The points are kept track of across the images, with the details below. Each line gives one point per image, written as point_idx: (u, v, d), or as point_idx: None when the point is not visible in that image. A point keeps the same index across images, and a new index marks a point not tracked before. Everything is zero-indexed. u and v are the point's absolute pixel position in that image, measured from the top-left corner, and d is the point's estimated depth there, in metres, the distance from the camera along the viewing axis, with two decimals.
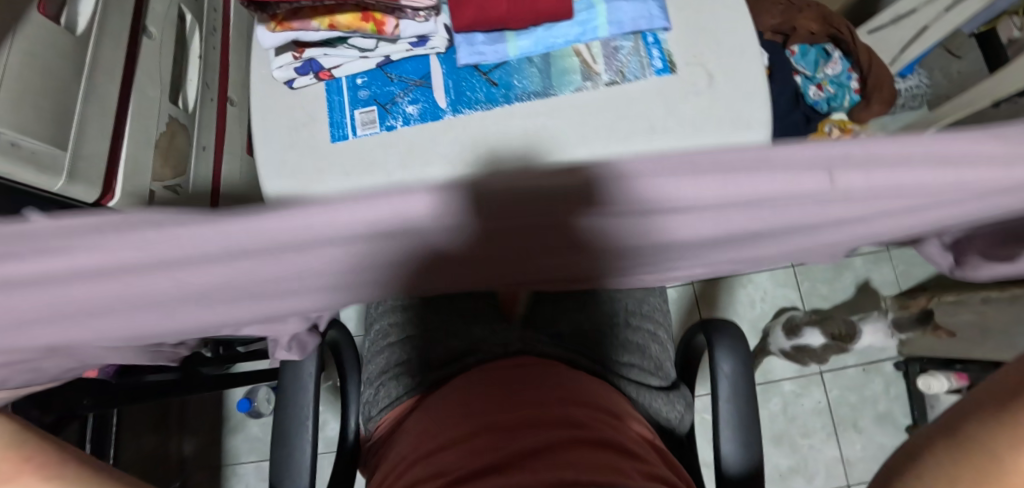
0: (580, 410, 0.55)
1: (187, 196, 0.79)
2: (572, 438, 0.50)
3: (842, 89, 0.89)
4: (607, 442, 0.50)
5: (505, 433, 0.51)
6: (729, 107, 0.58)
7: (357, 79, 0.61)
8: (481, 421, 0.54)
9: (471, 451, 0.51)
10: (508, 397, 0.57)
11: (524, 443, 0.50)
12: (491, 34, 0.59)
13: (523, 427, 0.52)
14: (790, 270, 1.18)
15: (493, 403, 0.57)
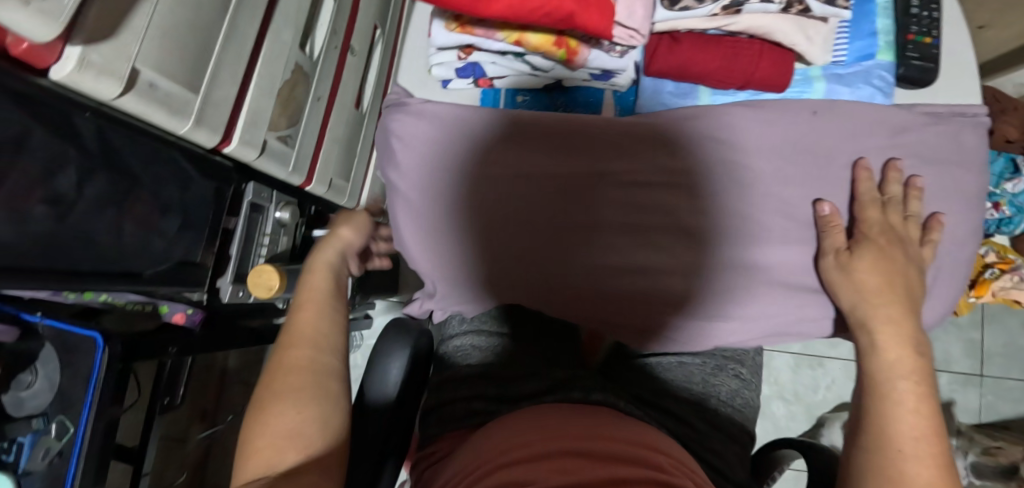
0: (643, 448, 0.51)
1: (295, 151, 0.76)
2: (637, 477, 0.46)
3: (1021, 214, 0.77)
4: (672, 486, 0.46)
5: (569, 446, 0.50)
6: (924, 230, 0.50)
7: (518, 95, 0.54)
8: (543, 432, 0.53)
9: (532, 472, 0.47)
10: (572, 418, 0.56)
11: (584, 471, 0.46)
12: (682, 86, 0.53)
13: (582, 457, 0.48)
14: None
15: (555, 420, 0.55)
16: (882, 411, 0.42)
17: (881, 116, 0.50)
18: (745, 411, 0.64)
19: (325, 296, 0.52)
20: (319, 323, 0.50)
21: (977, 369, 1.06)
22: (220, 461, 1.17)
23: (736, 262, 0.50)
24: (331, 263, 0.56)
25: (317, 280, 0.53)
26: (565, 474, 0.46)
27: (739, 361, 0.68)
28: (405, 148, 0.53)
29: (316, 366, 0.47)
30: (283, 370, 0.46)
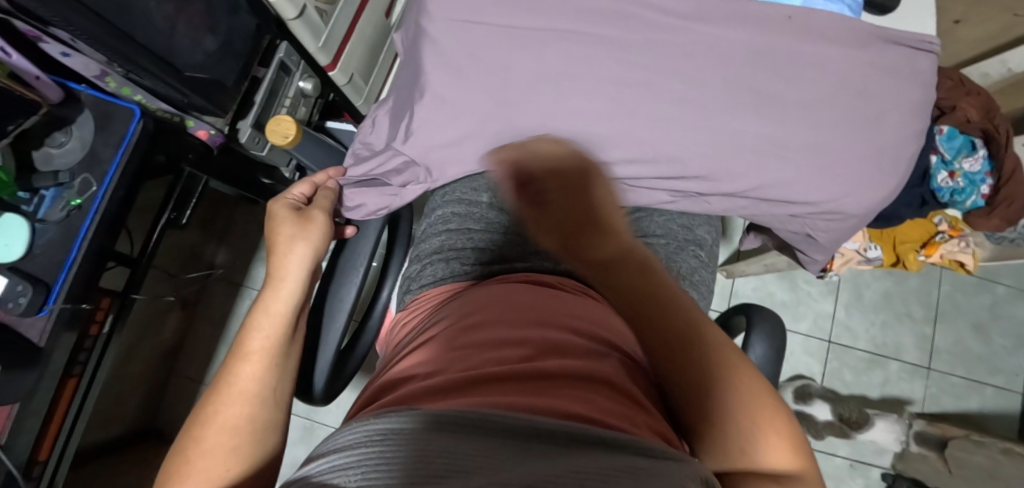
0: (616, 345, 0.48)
1: (327, 30, 0.81)
2: (585, 367, 0.41)
3: (971, 186, 0.79)
4: (605, 373, 0.41)
5: (498, 331, 0.46)
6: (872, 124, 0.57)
7: None
8: (474, 320, 0.49)
9: (470, 360, 0.43)
10: (514, 298, 0.52)
11: (518, 362, 0.42)
12: None
13: (531, 343, 0.44)
14: (824, 345, 1.13)
15: (488, 303, 0.51)
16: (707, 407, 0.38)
17: (854, 26, 0.58)
18: (697, 284, 0.72)
19: (278, 339, 0.49)
20: (259, 377, 0.46)
21: (925, 361, 1.12)
22: (193, 350, 1.21)
23: (707, 130, 0.57)
24: (281, 282, 0.52)
25: (262, 315, 0.49)
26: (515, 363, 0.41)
27: (698, 244, 0.75)
28: None
29: (249, 421, 0.44)
30: (214, 425, 0.43)
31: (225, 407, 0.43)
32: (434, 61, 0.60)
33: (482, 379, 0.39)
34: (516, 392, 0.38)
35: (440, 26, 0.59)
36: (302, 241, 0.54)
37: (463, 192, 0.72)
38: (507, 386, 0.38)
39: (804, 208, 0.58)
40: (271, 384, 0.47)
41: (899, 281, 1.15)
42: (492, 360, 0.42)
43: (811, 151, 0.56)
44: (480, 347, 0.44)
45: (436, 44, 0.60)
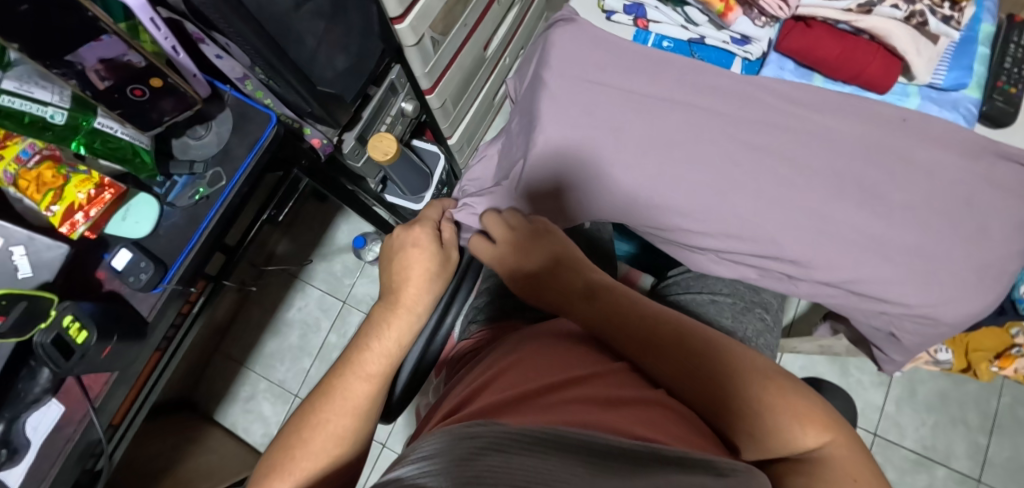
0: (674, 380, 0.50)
1: (437, 55, 0.83)
2: (635, 398, 0.43)
3: None
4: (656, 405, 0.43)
5: (550, 356, 0.49)
6: (976, 234, 0.57)
7: (664, 41, 0.67)
8: (525, 346, 0.52)
9: (522, 380, 0.46)
10: (563, 330, 0.54)
11: (571, 385, 0.44)
12: (802, 69, 0.63)
13: (584, 369, 0.47)
14: (869, 436, 1.10)
15: (540, 332, 0.54)
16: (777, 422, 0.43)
17: (966, 136, 0.59)
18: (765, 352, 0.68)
19: (391, 367, 0.53)
20: (367, 396, 0.51)
21: (976, 473, 1.07)
22: (241, 332, 1.18)
23: (807, 216, 0.58)
24: (415, 314, 0.55)
25: (388, 343, 0.53)
26: (576, 386, 0.44)
27: (764, 306, 0.71)
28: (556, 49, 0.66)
29: (352, 431, 0.50)
30: (327, 430, 0.48)
31: (334, 419, 0.49)
32: (552, 110, 0.63)
33: (538, 397, 0.42)
34: (582, 410, 0.40)
35: (560, 82, 0.64)
36: (439, 280, 0.56)
37: None
38: (562, 402, 0.41)
39: (896, 306, 0.58)
40: (374, 404, 0.51)
41: (956, 383, 1.11)
42: (547, 380, 0.45)
43: (910, 252, 0.57)
44: (532, 368, 0.47)
45: (557, 95, 0.63)
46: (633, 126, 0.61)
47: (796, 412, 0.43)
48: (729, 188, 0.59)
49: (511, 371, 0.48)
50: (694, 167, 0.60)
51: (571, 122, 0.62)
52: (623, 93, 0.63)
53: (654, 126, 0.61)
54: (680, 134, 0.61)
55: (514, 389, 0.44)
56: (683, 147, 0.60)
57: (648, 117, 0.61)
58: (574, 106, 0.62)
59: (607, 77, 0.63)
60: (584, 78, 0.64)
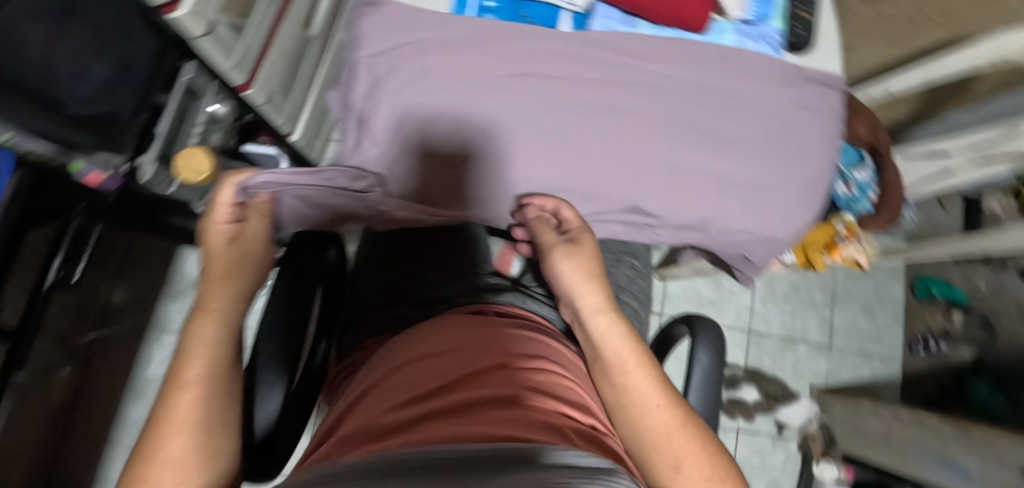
0: (558, 364, 0.51)
1: (239, 43, 0.69)
2: (500, 402, 0.42)
3: (862, 193, 0.95)
4: (522, 403, 0.42)
5: (417, 381, 0.46)
6: (795, 158, 0.62)
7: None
8: (393, 374, 0.48)
9: (386, 408, 0.42)
10: (435, 349, 0.52)
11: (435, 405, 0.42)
12: (628, 16, 0.60)
13: (450, 384, 0.45)
14: (745, 335, 1.27)
15: (412, 357, 0.51)
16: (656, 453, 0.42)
17: (777, 65, 0.62)
18: (639, 298, 0.71)
19: (232, 356, 0.35)
20: (205, 403, 0.32)
21: (827, 342, 1.32)
22: (91, 406, 1.00)
23: (654, 167, 0.58)
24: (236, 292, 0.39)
25: (205, 337, 0.34)
26: (440, 404, 0.41)
27: (633, 254, 0.73)
28: (366, 11, 0.54)
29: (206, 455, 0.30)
30: (157, 471, 0.28)
31: (165, 444, 0.29)
32: (379, 91, 0.54)
33: (396, 426, 0.39)
34: (454, 420, 0.39)
35: (384, 64, 0.54)
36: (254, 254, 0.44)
37: None
38: (420, 425, 0.39)
39: (746, 236, 0.62)
40: (225, 412, 0.33)
41: (802, 273, 1.32)
42: (410, 405, 0.42)
43: (746, 183, 0.60)
44: (395, 397, 0.44)
45: (381, 71, 0.54)
46: (474, 96, 0.55)
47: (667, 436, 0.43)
48: (575, 151, 0.57)
49: (373, 404, 0.44)
50: (540, 137, 0.57)
51: (406, 104, 0.54)
52: (452, 56, 0.54)
53: (495, 94, 0.55)
54: (522, 101, 0.56)
55: (373, 424, 0.40)
56: (529, 116, 0.56)
57: (486, 83, 0.55)
58: (403, 82, 0.54)
59: (430, 41, 0.54)
60: (406, 45, 0.54)
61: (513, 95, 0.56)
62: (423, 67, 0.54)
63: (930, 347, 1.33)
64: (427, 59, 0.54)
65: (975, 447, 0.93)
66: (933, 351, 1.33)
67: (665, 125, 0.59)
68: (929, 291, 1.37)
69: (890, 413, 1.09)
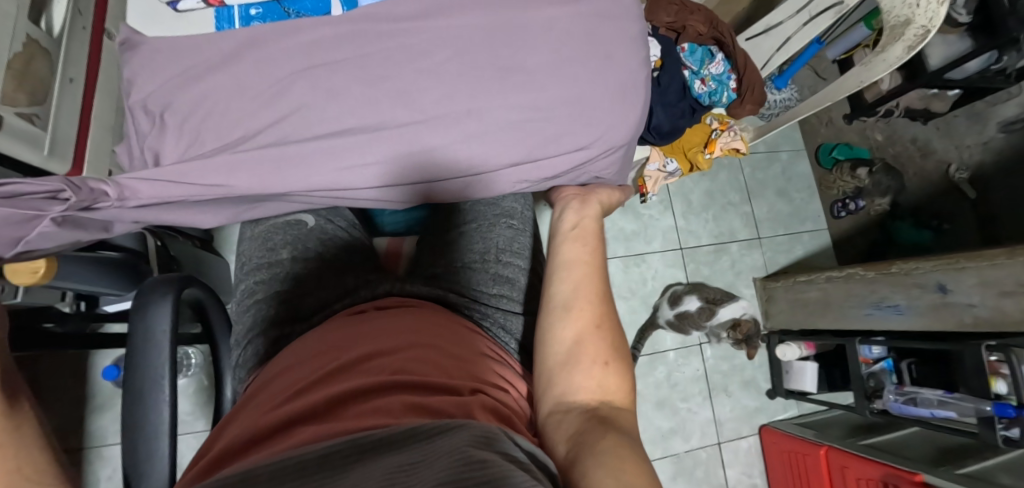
0: (430, 354, 0.50)
1: (49, 133, 0.70)
2: (362, 389, 0.43)
3: (721, 85, 0.99)
4: (384, 389, 0.43)
5: (280, 388, 0.46)
6: (606, 67, 0.62)
7: (253, 11, 0.57)
8: (259, 391, 0.48)
9: (249, 420, 0.42)
10: (300, 353, 0.52)
11: (297, 403, 0.42)
12: None
13: (313, 382, 0.45)
14: (678, 253, 1.31)
15: (278, 368, 0.51)
16: (570, 291, 0.52)
17: None
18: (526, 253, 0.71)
19: None
20: None
21: (755, 234, 1.38)
22: None
23: (471, 113, 0.57)
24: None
25: None
26: (302, 402, 0.42)
27: (509, 214, 0.72)
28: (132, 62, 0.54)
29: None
30: None
31: None
32: (165, 127, 0.53)
33: (255, 432, 0.39)
34: (289, 434, 0.38)
35: (155, 107, 0.54)
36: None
37: (260, 254, 0.66)
38: (280, 431, 0.39)
39: (587, 155, 0.62)
40: (15, 466, 0.36)
41: (712, 179, 1.37)
42: (273, 411, 0.42)
43: (566, 104, 0.60)
44: (258, 409, 0.44)
45: (163, 111, 0.54)
46: (261, 104, 0.54)
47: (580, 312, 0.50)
48: (383, 122, 0.55)
49: (237, 420, 0.44)
50: (343, 121, 0.55)
51: (194, 134, 0.53)
52: (227, 75, 0.54)
53: (280, 95, 0.54)
54: (311, 94, 0.55)
55: (233, 437, 0.40)
56: (324, 105, 0.54)
57: (268, 90, 0.54)
58: (187, 114, 0.53)
59: (200, 69, 0.54)
60: (178, 80, 0.54)
61: (298, 91, 0.54)
62: (200, 97, 0.54)
63: (849, 207, 1.42)
64: (203, 87, 0.54)
65: (897, 284, 0.98)
66: (853, 210, 1.42)
67: (466, 74, 0.58)
68: (832, 156, 1.48)
69: (824, 279, 1.14)
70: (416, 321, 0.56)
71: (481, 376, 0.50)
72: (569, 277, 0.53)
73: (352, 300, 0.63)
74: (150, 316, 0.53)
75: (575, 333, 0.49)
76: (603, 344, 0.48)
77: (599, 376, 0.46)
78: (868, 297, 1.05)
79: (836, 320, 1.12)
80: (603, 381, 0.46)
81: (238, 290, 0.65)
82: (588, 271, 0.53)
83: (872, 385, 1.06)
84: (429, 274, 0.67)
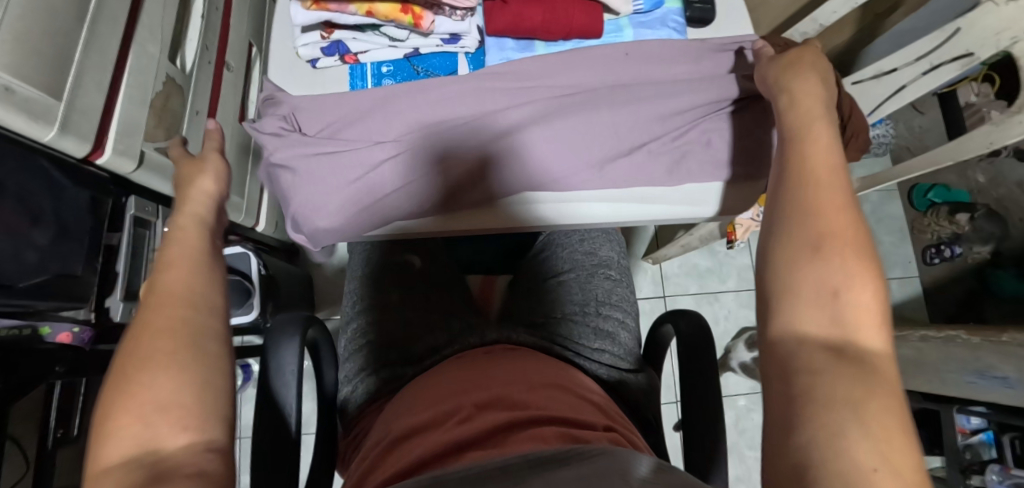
0: (556, 392, 0.52)
1: None
2: (516, 419, 0.46)
3: None
4: (534, 422, 0.46)
5: (426, 415, 0.49)
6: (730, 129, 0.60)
7: (382, 67, 0.58)
8: (400, 420, 0.51)
9: (411, 448, 0.46)
10: (429, 384, 0.56)
11: (460, 430, 0.45)
12: (521, 42, 0.59)
13: (462, 411, 0.48)
14: (754, 293, 1.26)
15: (411, 398, 0.55)
16: (805, 244, 0.37)
17: (683, 45, 0.60)
18: (626, 305, 0.70)
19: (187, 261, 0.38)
20: (185, 298, 0.35)
21: None
22: None
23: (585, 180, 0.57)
24: (190, 312, 0.34)
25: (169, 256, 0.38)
26: (464, 429, 0.45)
27: (607, 264, 0.73)
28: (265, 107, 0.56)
29: (196, 330, 0.33)
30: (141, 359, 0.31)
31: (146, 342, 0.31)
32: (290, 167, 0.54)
33: (428, 460, 0.43)
34: (463, 459, 0.41)
35: (277, 165, 0.54)
36: (216, 268, 0.39)
37: (364, 292, 0.69)
38: (452, 460, 0.42)
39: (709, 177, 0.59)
40: (199, 305, 0.34)
41: None
42: (434, 439, 0.45)
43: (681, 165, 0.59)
44: (414, 437, 0.47)
45: (287, 151, 0.54)
46: (385, 154, 0.54)
47: (838, 270, 0.35)
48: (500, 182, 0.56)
49: (396, 447, 0.47)
50: (465, 177, 0.56)
51: (319, 178, 0.54)
52: (352, 120, 0.54)
53: (403, 145, 0.55)
54: (432, 146, 0.55)
55: (402, 464, 0.43)
56: (447, 160, 0.55)
57: (392, 138, 0.55)
58: (311, 159, 0.54)
59: (325, 111, 0.54)
60: (303, 123, 0.54)
61: (420, 141, 0.55)
62: (326, 143, 0.54)
63: (943, 254, 1.33)
64: (331, 134, 0.54)
65: (1005, 355, 0.89)
66: (948, 257, 1.33)
67: (586, 137, 0.57)
68: (928, 198, 1.39)
69: (918, 337, 1.09)
70: (531, 363, 0.58)
71: (597, 417, 0.50)
72: (809, 269, 0.36)
73: (462, 346, 0.62)
74: (278, 357, 0.55)
75: (808, 302, 0.35)
76: (861, 302, 0.34)
77: (864, 346, 0.33)
78: (970, 364, 0.97)
79: (930, 382, 1.04)
80: (896, 429, 0.28)
81: (344, 327, 0.68)
82: (837, 258, 0.36)
83: (967, 457, 0.99)
84: (530, 323, 0.68)
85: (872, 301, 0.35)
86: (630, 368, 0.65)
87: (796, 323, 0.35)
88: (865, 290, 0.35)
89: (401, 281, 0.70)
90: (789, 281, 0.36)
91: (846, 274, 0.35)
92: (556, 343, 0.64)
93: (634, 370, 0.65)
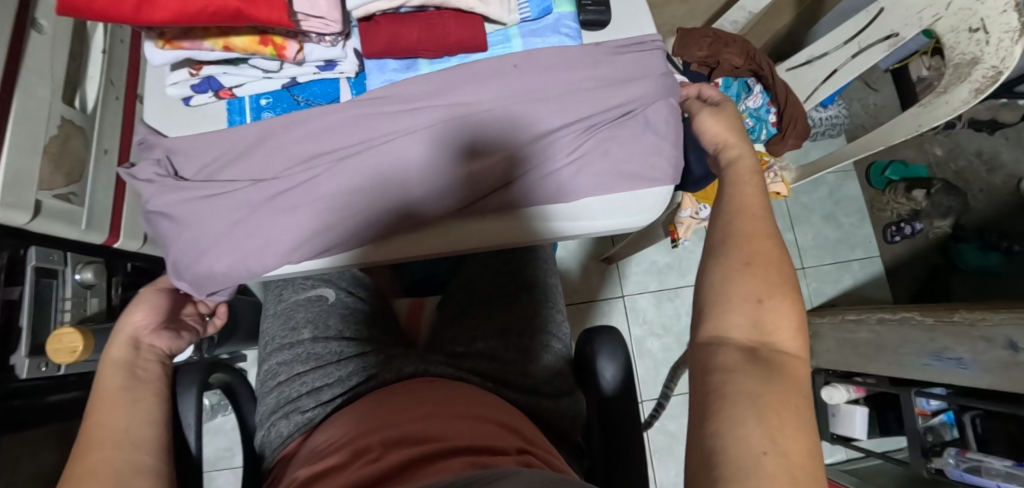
0: (473, 422, 0.50)
1: (85, 208, 0.72)
2: (422, 453, 0.44)
3: (759, 123, 0.94)
4: (439, 455, 0.44)
5: (336, 460, 0.48)
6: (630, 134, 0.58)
7: (262, 99, 0.56)
8: (310, 465, 0.50)
9: None
10: (345, 422, 0.54)
11: (366, 472, 0.43)
12: (403, 61, 0.57)
13: (371, 451, 0.46)
14: None
15: (324, 440, 0.53)
16: (730, 231, 0.42)
17: (575, 52, 0.58)
18: (549, 324, 0.70)
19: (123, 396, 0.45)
20: (129, 429, 0.43)
21: (799, 263, 1.36)
22: None
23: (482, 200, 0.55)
24: (132, 451, 0.41)
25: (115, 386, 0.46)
26: (369, 469, 0.44)
27: (528, 285, 0.72)
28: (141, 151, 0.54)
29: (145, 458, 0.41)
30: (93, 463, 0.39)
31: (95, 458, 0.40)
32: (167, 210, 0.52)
33: None
34: None
35: (153, 213, 0.52)
36: (141, 398, 0.45)
37: (282, 333, 0.68)
38: None
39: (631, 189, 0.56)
40: (139, 435, 0.42)
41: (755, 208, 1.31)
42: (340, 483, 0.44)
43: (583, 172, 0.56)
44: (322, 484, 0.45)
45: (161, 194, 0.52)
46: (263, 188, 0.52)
47: (749, 258, 0.40)
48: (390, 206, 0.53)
49: None
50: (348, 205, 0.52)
51: (196, 219, 0.51)
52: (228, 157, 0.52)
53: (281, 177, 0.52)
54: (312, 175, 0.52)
55: None
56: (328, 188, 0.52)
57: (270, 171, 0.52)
58: (187, 200, 0.51)
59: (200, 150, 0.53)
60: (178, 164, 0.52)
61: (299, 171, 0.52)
62: (200, 182, 0.52)
63: (904, 231, 1.32)
64: (206, 172, 0.52)
65: (959, 335, 0.88)
66: (909, 234, 1.32)
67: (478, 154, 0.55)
68: (885, 176, 1.37)
69: (875, 320, 1.07)
70: (451, 394, 0.56)
71: (514, 441, 0.48)
72: (732, 273, 0.39)
73: (377, 383, 0.61)
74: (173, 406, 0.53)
75: (731, 277, 0.39)
76: (774, 283, 0.38)
77: (770, 318, 0.37)
78: (926, 345, 0.95)
79: (891, 366, 1.03)
80: (790, 416, 0.31)
81: (263, 369, 0.67)
82: (758, 272, 0.39)
83: (930, 440, 0.98)
84: (451, 352, 0.67)
85: (780, 279, 0.38)
86: (552, 392, 0.63)
87: (717, 306, 0.38)
88: (777, 271, 0.39)
89: (315, 318, 0.68)
90: (716, 257, 0.41)
91: (769, 284, 0.38)
92: (472, 372, 0.63)
93: (556, 394, 0.63)
